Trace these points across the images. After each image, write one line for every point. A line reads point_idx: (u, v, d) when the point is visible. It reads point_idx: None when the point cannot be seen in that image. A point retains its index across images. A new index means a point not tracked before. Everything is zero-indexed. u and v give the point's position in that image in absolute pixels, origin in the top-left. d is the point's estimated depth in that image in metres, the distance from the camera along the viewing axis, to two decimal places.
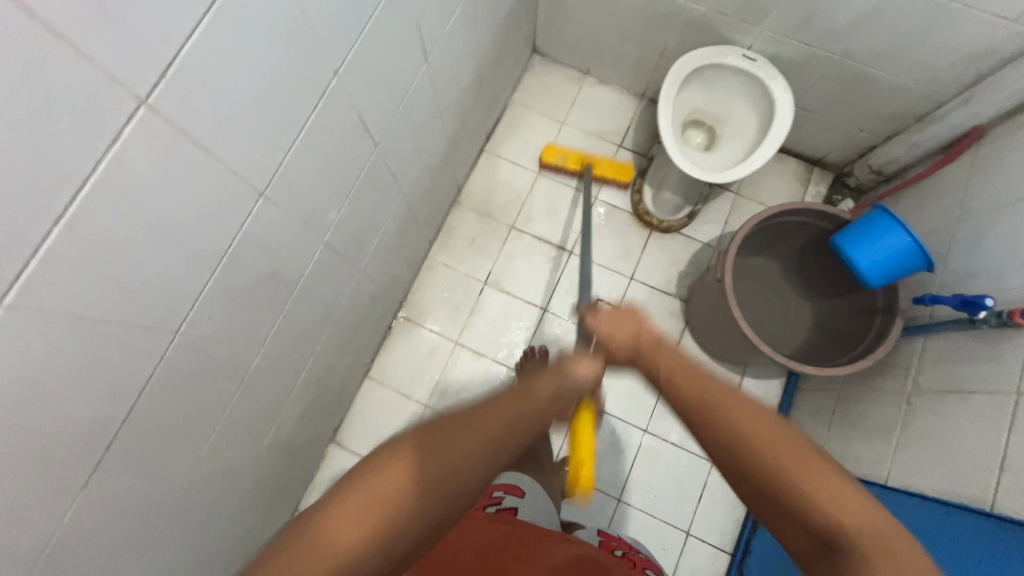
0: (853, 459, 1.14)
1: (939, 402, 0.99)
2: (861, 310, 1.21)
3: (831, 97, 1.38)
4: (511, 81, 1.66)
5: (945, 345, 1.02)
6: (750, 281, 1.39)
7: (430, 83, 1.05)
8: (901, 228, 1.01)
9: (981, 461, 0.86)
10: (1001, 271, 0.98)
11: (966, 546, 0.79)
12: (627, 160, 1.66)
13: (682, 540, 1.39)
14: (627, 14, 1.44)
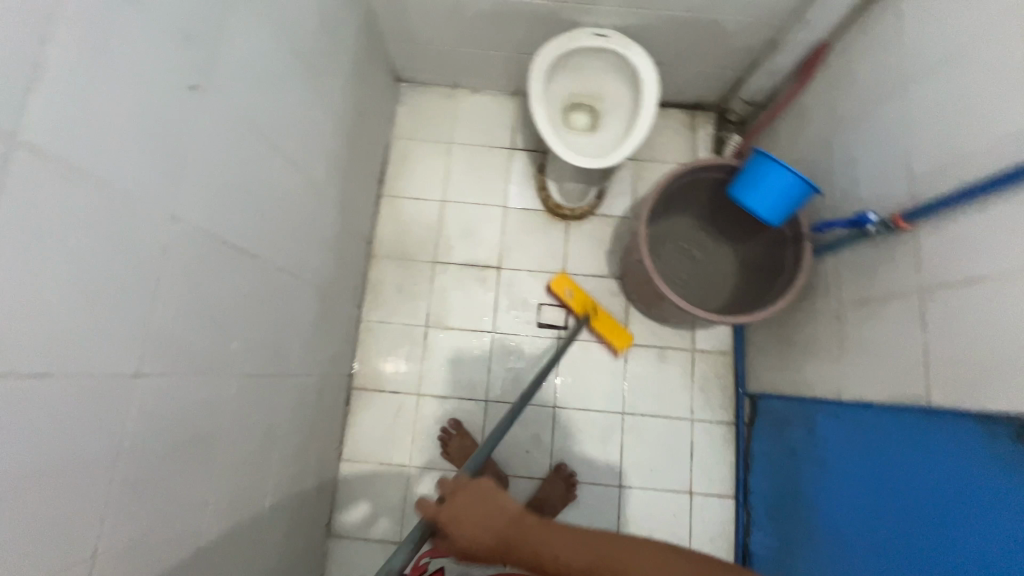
0: (810, 382, 1.20)
1: (862, 313, 1.05)
2: (774, 242, 1.26)
3: (689, 48, 1.42)
4: (385, 119, 1.61)
5: (852, 258, 1.08)
6: (671, 246, 1.42)
7: (293, 168, 1.00)
8: (783, 168, 1.06)
9: (911, 360, 0.92)
10: (875, 178, 1.04)
11: (933, 451, 0.84)
12: (524, 161, 1.66)
13: (689, 500, 1.45)
14: (473, 24, 1.41)
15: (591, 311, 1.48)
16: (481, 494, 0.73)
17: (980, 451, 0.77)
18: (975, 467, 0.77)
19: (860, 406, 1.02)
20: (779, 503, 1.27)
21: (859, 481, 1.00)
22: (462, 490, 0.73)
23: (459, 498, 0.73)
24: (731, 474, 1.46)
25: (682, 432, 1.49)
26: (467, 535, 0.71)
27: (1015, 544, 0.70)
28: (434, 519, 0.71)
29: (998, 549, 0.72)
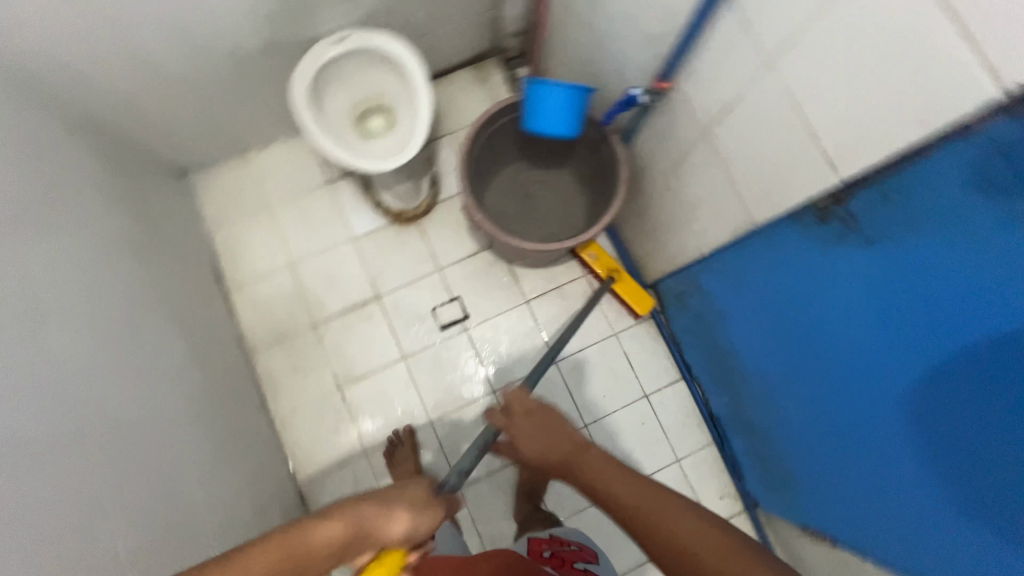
0: (680, 252, 1.27)
1: (680, 175, 1.11)
2: (590, 148, 1.30)
3: (432, 11, 1.39)
4: (187, 217, 1.48)
5: (651, 133, 1.13)
6: (515, 196, 1.44)
7: (81, 327, 0.90)
8: (553, 85, 1.09)
9: (730, 196, 0.98)
10: (630, 55, 1.08)
11: (803, 259, 0.87)
12: (347, 186, 1.59)
13: (648, 402, 1.52)
14: (214, 87, 1.31)
15: (615, 273, 1.48)
16: (533, 411, 0.94)
17: (834, 242, 0.79)
18: (839, 257, 0.80)
19: (727, 247, 1.06)
20: (714, 355, 1.35)
21: (757, 302, 1.07)
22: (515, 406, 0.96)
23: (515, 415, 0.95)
24: (670, 360, 1.54)
25: (613, 349, 1.54)
26: (538, 448, 0.90)
27: (901, 310, 0.73)
28: (506, 428, 0.96)
29: (864, 301, 0.79)
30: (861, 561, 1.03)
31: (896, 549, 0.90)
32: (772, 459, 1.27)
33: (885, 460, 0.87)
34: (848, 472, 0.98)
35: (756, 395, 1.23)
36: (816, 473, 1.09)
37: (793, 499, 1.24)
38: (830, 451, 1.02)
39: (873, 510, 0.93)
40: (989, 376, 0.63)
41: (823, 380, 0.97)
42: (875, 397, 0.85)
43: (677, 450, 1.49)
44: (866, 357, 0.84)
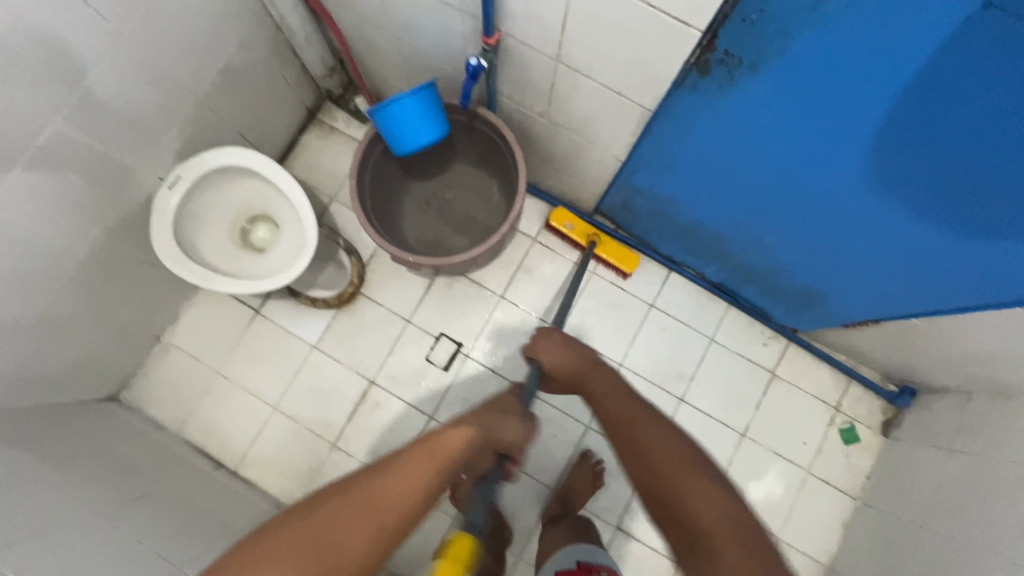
0: (601, 171, 1.25)
1: (559, 107, 1.08)
2: (466, 132, 1.26)
3: (237, 101, 1.29)
4: (149, 434, 1.37)
5: (509, 86, 1.09)
6: (430, 216, 1.38)
7: None
8: (396, 101, 1.03)
9: (613, 100, 0.96)
10: (444, 30, 1.02)
11: (706, 117, 0.88)
12: (276, 305, 1.50)
13: (657, 309, 1.53)
14: (85, 306, 1.19)
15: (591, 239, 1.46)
16: (568, 342, 1.05)
17: (725, 87, 0.80)
18: (736, 97, 0.81)
19: (637, 143, 1.06)
20: (682, 238, 1.37)
21: (691, 174, 1.08)
22: (541, 342, 1.05)
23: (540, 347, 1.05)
24: (652, 261, 1.55)
25: (600, 285, 1.54)
26: (554, 363, 1.04)
27: (813, 109, 0.76)
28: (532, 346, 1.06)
29: (782, 119, 0.80)
30: (906, 307, 1.11)
31: (928, 278, 0.98)
32: (780, 289, 1.33)
33: (876, 225, 0.92)
34: (851, 252, 1.04)
35: (736, 249, 1.27)
36: (827, 271, 1.15)
37: (817, 307, 1.31)
38: (826, 248, 1.07)
39: (888, 266, 1.01)
40: (926, 109, 0.66)
41: (785, 201, 1.00)
42: (837, 189, 0.89)
43: (706, 331, 1.52)
44: (810, 163, 0.87)
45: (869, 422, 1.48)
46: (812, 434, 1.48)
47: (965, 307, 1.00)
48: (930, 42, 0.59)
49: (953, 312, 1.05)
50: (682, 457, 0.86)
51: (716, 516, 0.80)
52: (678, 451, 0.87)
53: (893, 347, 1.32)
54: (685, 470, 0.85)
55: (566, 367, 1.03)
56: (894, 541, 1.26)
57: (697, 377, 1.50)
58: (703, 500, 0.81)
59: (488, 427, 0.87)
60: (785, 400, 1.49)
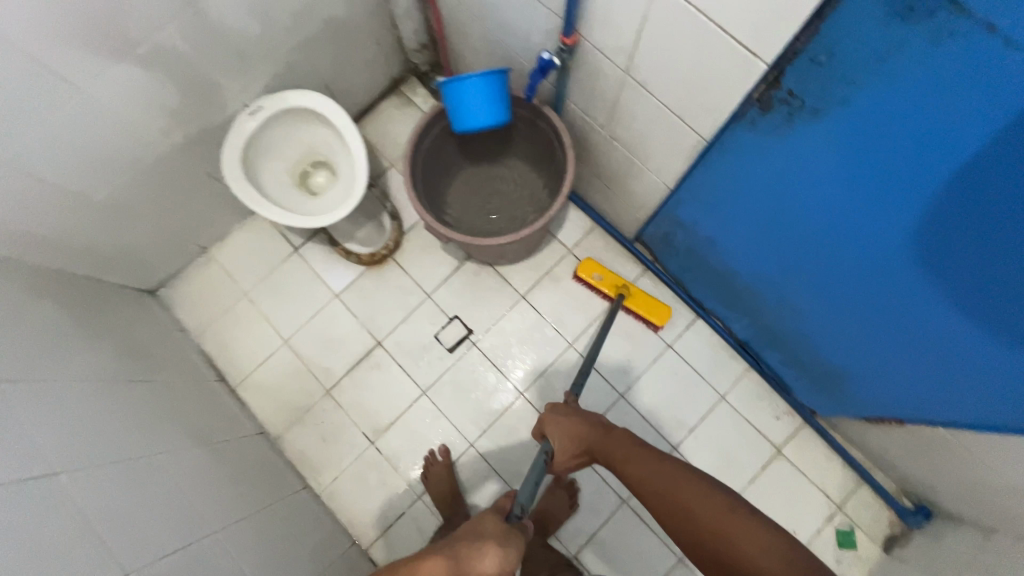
0: (648, 196, 1.24)
1: (619, 122, 1.09)
2: (528, 128, 1.29)
3: (330, 53, 1.39)
4: (171, 332, 1.47)
5: (577, 91, 1.12)
6: (474, 201, 1.42)
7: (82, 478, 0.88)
8: (465, 80, 1.08)
9: (670, 123, 0.97)
10: (528, 25, 1.07)
11: (759, 156, 0.86)
12: (313, 249, 1.58)
13: (673, 351, 1.49)
14: (151, 199, 1.30)
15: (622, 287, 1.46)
16: (568, 411, 1.04)
17: (782, 127, 0.79)
18: (792, 140, 0.79)
19: (686, 173, 1.05)
20: (715, 285, 1.34)
21: (736, 219, 1.05)
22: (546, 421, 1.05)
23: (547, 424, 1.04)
24: (680, 302, 1.51)
25: (621, 312, 1.52)
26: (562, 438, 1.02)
27: (870, 167, 0.73)
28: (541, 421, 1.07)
29: (834, 172, 0.78)
30: (937, 415, 1.03)
31: (965, 387, 0.90)
32: (806, 364, 1.26)
33: (916, 313, 0.87)
34: (886, 339, 0.98)
35: (768, 309, 1.22)
36: (858, 356, 1.09)
37: (840, 393, 1.23)
38: (861, 329, 1.02)
39: (925, 361, 0.94)
40: (990, 190, 0.63)
41: (826, 266, 0.96)
42: (882, 264, 0.85)
43: (717, 387, 1.46)
44: (858, 230, 0.83)
45: (871, 531, 1.36)
46: (805, 525, 1.38)
47: (1002, 429, 0.91)
48: (1002, 115, 0.57)
49: (985, 432, 0.96)
50: (675, 474, 0.87)
51: (719, 514, 0.80)
52: (670, 473, 0.88)
53: (915, 457, 1.22)
54: (698, 492, 0.83)
55: (574, 438, 1.01)
56: None
57: (696, 431, 1.44)
58: (710, 506, 0.81)
59: (461, 565, 0.82)
60: (784, 482, 1.40)
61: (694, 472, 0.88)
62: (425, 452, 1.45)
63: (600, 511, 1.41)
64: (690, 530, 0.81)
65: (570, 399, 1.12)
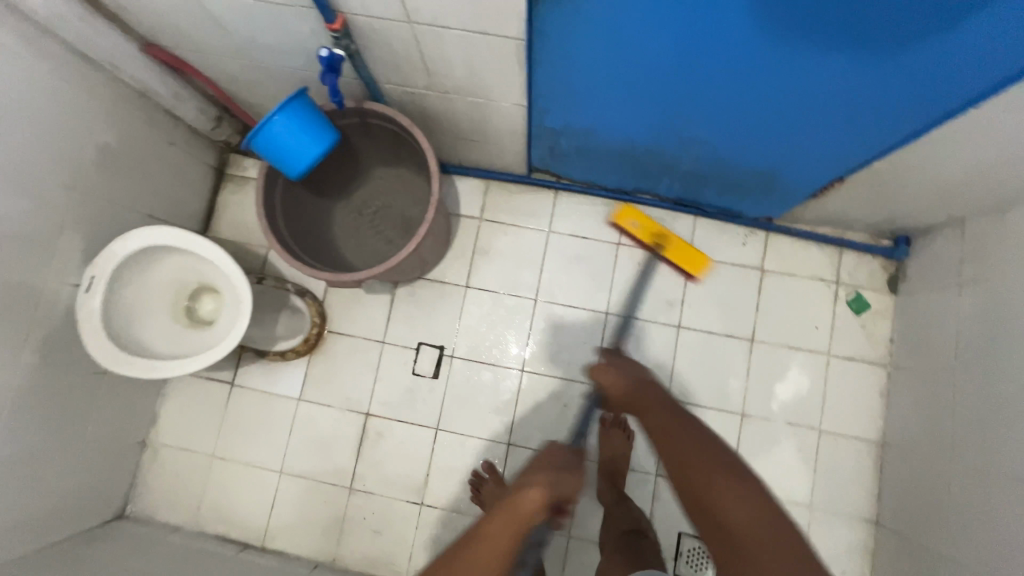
0: (513, 126, 1.18)
1: (440, 75, 1.01)
2: (362, 130, 1.19)
3: (131, 183, 1.24)
4: (166, 539, 1.33)
5: (382, 71, 1.03)
6: (361, 227, 1.31)
7: None
8: (270, 121, 0.96)
9: (483, 46, 0.90)
10: (293, 36, 0.96)
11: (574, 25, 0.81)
12: (248, 370, 1.45)
13: (625, 246, 1.46)
14: (50, 435, 1.14)
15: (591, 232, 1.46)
16: (619, 364, 1.01)
17: None
18: None
19: (526, 83, 0.99)
20: (622, 165, 1.30)
21: (599, 93, 1.00)
22: (605, 364, 1.03)
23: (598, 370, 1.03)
24: (604, 200, 1.48)
25: (560, 243, 1.47)
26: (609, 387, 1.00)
27: None
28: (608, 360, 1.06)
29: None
30: (875, 150, 1.02)
31: (885, 108, 0.88)
32: (743, 182, 1.25)
33: (805, 74, 0.83)
34: (793, 115, 0.95)
35: (681, 156, 1.19)
36: (780, 146, 1.06)
37: (786, 187, 1.22)
38: (768, 121, 0.98)
39: (828, 116, 0.93)
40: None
41: (697, 87, 0.93)
42: (749, 49, 0.80)
43: (680, 252, 1.45)
44: (708, 32, 0.78)
45: (873, 285, 1.40)
46: (820, 315, 1.41)
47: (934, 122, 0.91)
48: None
49: (920, 136, 0.96)
50: (701, 446, 0.78)
51: (749, 521, 0.69)
52: (699, 443, 0.78)
53: (871, 200, 1.24)
54: (693, 450, 0.78)
55: (619, 389, 0.97)
56: (941, 394, 1.19)
57: (688, 300, 1.43)
58: (737, 498, 0.71)
59: (555, 486, 0.77)
60: (783, 292, 1.42)
61: (725, 450, 0.78)
62: (469, 476, 1.38)
63: None
64: (684, 487, 0.76)
65: (614, 351, 1.09)
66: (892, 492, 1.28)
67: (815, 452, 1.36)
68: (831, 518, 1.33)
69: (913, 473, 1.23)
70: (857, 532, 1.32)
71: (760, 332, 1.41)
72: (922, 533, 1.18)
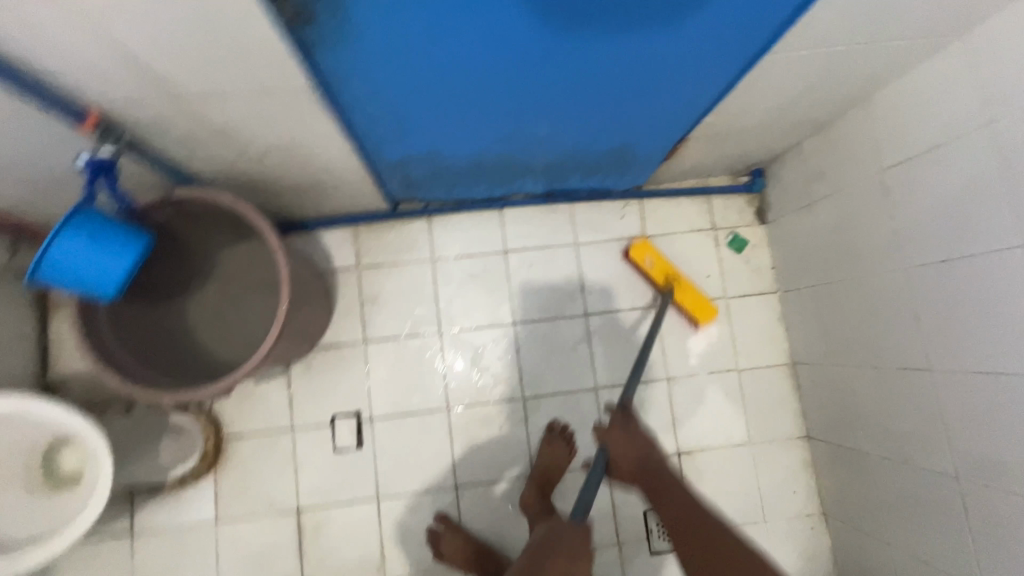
0: (354, 171, 1.10)
1: (249, 143, 0.91)
2: (187, 216, 1.04)
3: None
4: None
5: (181, 154, 0.91)
6: (223, 307, 1.16)
7: None
8: (48, 242, 0.81)
9: (280, 106, 0.81)
10: (55, 144, 0.82)
11: (362, 69, 0.75)
12: (146, 510, 1.27)
13: (512, 252, 1.44)
14: None
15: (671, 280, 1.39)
16: (635, 433, 0.99)
17: (343, 35, 0.67)
18: (363, 38, 0.68)
19: (343, 132, 0.91)
20: (480, 178, 1.25)
21: (424, 121, 0.94)
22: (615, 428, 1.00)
23: (612, 433, 0.99)
24: (478, 212, 1.44)
25: (448, 267, 1.42)
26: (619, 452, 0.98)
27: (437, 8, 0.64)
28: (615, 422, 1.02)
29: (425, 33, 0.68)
30: (705, 109, 1.02)
31: (694, 74, 0.87)
32: (600, 162, 1.23)
33: (609, 60, 0.80)
34: (617, 96, 0.92)
35: (532, 155, 1.15)
36: (618, 124, 1.05)
37: (642, 158, 1.23)
38: (596, 106, 0.96)
39: (648, 95, 0.94)
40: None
41: (516, 97, 0.89)
42: (543, 53, 0.76)
43: (566, 241, 1.45)
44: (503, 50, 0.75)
45: (745, 222, 1.48)
46: (708, 263, 1.46)
47: (744, 76, 0.91)
48: None
49: (736, 91, 0.97)
50: (725, 541, 0.79)
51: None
52: (718, 532, 0.81)
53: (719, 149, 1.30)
54: (716, 535, 0.81)
55: (631, 461, 0.95)
56: (825, 308, 1.28)
57: (587, 287, 1.44)
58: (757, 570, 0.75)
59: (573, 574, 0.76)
60: (670, 253, 1.47)
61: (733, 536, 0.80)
62: (425, 535, 1.30)
63: (591, 415, 1.39)
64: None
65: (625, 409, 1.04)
66: (813, 406, 1.37)
67: (740, 392, 1.42)
68: (770, 447, 1.40)
69: (824, 385, 1.32)
70: (794, 452, 1.40)
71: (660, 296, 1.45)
72: (844, 437, 1.27)
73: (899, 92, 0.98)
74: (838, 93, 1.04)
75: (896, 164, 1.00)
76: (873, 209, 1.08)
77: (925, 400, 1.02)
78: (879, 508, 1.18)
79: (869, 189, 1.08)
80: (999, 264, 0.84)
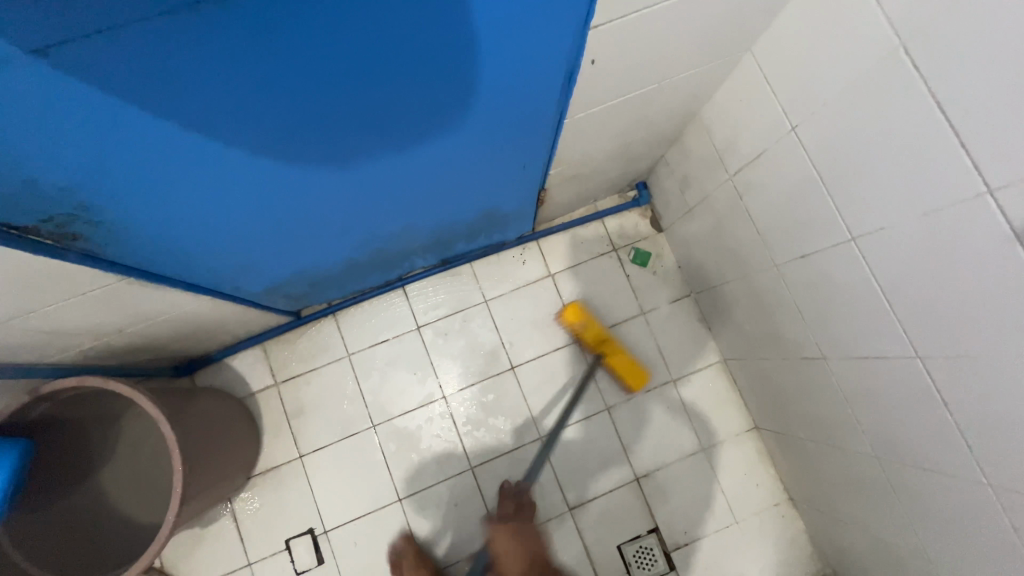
0: (228, 307, 1.09)
1: (101, 327, 0.90)
2: (69, 401, 1.00)
3: None
4: None
5: (34, 356, 0.89)
6: (139, 464, 1.12)
7: None
8: None
9: (109, 296, 0.80)
10: None
11: (169, 249, 0.76)
12: None
13: (426, 325, 1.44)
14: None
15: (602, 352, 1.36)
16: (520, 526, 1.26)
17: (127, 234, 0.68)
18: (149, 230, 0.69)
19: (189, 292, 0.92)
20: (364, 271, 1.25)
21: (269, 259, 0.95)
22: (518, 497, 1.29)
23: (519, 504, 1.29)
24: (383, 297, 1.44)
25: (366, 358, 1.42)
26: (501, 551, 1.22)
27: (205, 189, 0.66)
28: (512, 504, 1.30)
29: (209, 208, 0.70)
30: (539, 168, 1.02)
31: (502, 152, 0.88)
32: (473, 227, 1.23)
33: (402, 165, 0.80)
34: (440, 184, 0.93)
35: (398, 243, 1.15)
36: (463, 200, 1.05)
37: (511, 213, 1.23)
38: (426, 197, 0.96)
39: (478, 178, 0.96)
40: (189, 114, 0.51)
41: (346, 217, 0.91)
42: (328, 180, 0.76)
43: (477, 300, 1.46)
44: (300, 194, 0.76)
45: (643, 233, 1.50)
46: (618, 284, 1.48)
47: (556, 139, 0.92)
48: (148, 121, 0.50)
49: (559, 149, 0.98)
50: None
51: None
52: None
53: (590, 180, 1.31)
54: None
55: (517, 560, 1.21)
56: (731, 306, 1.29)
57: (507, 339, 1.44)
58: None
59: None
60: (578, 283, 1.47)
61: None
62: None
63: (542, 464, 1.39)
64: None
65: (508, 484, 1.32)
66: (752, 397, 1.38)
67: (680, 401, 1.43)
68: (723, 447, 1.40)
69: (753, 376, 1.33)
70: (747, 445, 1.41)
71: (580, 328, 1.46)
72: (782, 424, 1.28)
73: (723, 104, 1.00)
74: (670, 115, 1.05)
75: (741, 170, 1.02)
76: (736, 211, 1.10)
77: (829, 386, 1.03)
78: (828, 489, 1.19)
79: (729, 192, 1.10)
80: (842, 255, 0.85)
